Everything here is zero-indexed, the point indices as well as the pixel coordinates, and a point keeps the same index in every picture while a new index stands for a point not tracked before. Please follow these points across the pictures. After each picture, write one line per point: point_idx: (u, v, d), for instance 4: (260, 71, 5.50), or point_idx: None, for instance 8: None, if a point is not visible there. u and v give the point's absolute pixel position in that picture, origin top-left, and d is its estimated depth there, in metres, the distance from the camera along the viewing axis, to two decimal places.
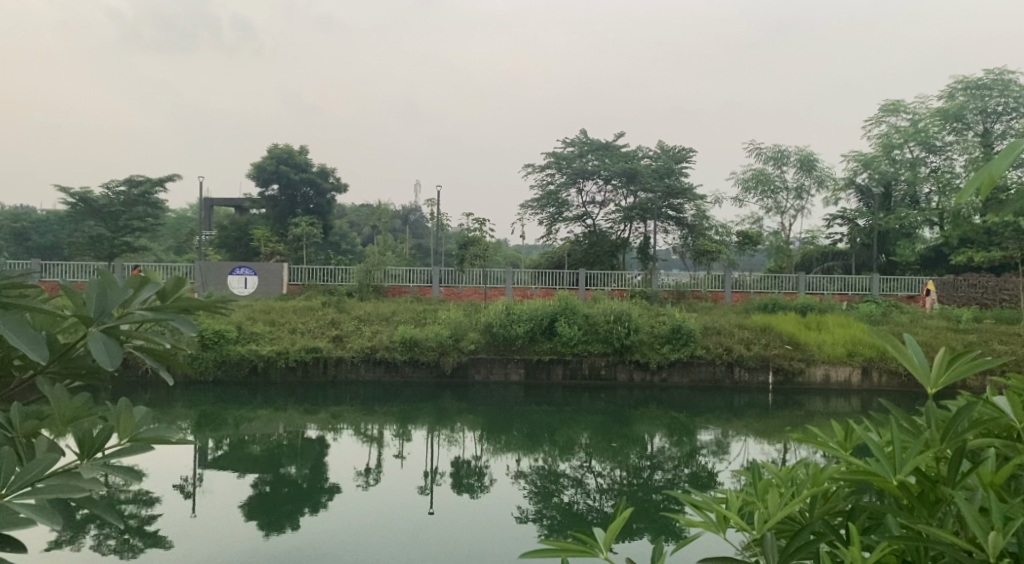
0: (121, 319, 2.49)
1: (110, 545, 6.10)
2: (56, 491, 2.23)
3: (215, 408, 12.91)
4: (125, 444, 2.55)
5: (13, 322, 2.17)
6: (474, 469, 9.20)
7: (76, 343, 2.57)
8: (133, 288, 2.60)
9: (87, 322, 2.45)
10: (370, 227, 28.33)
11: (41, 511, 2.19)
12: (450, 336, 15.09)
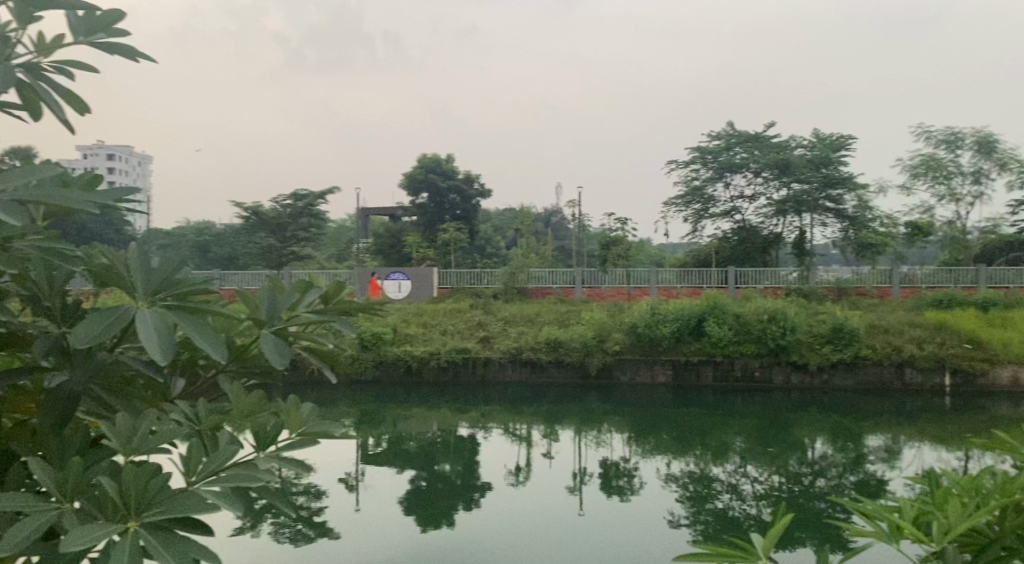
0: (290, 322, 2.62)
1: (284, 533, 6.40)
2: (238, 480, 2.25)
3: (372, 407, 13.39)
4: (294, 437, 2.63)
5: (199, 327, 2.20)
6: (623, 472, 9.09)
7: (251, 345, 2.71)
8: (298, 293, 2.73)
9: (259, 324, 2.59)
10: (515, 229, 28.67)
11: (227, 496, 2.21)
12: (595, 337, 15.00)
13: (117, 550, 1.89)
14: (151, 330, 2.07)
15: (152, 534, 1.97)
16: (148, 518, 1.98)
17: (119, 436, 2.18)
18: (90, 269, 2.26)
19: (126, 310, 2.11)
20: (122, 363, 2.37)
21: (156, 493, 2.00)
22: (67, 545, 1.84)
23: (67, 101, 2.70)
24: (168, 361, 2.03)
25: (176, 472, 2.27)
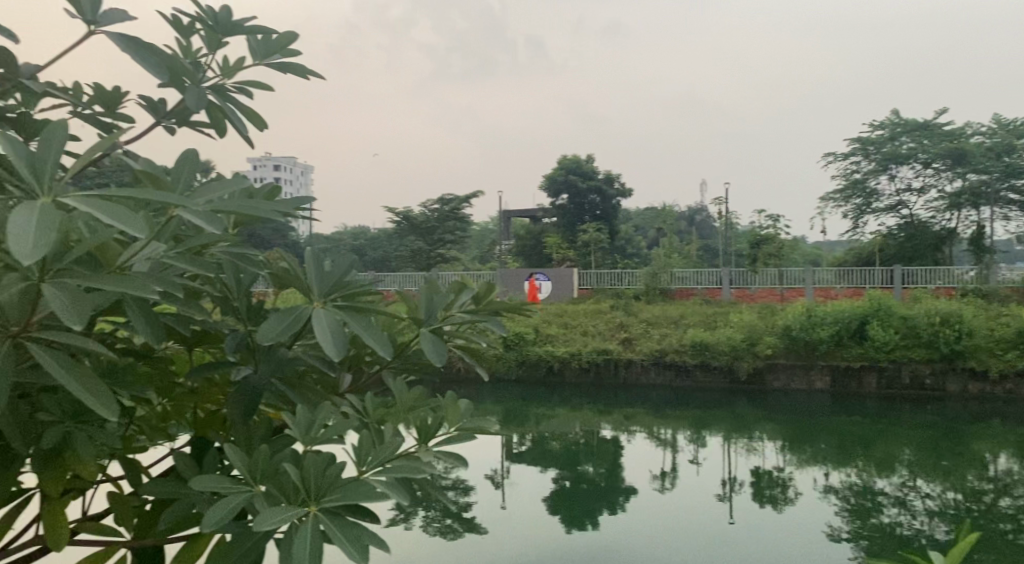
0: (445, 321, 2.66)
1: (435, 527, 6.50)
2: (404, 470, 2.20)
3: (515, 406, 13.55)
4: (452, 432, 2.59)
5: (367, 324, 2.27)
6: (777, 481, 8.77)
7: (410, 343, 2.76)
8: (452, 293, 2.78)
9: (419, 324, 2.63)
10: (656, 229, 28.33)
11: (395, 487, 2.16)
12: (745, 341, 14.60)
13: (300, 535, 1.96)
14: (325, 330, 2.16)
15: (333, 519, 2.02)
16: (327, 503, 2.03)
17: (299, 426, 2.28)
18: (273, 273, 2.40)
19: (302, 310, 2.22)
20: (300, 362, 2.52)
21: (331, 480, 2.05)
22: (261, 524, 1.92)
23: (251, 118, 2.90)
24: (337, 355, 2.13)
25: (349, 462, 2.25)
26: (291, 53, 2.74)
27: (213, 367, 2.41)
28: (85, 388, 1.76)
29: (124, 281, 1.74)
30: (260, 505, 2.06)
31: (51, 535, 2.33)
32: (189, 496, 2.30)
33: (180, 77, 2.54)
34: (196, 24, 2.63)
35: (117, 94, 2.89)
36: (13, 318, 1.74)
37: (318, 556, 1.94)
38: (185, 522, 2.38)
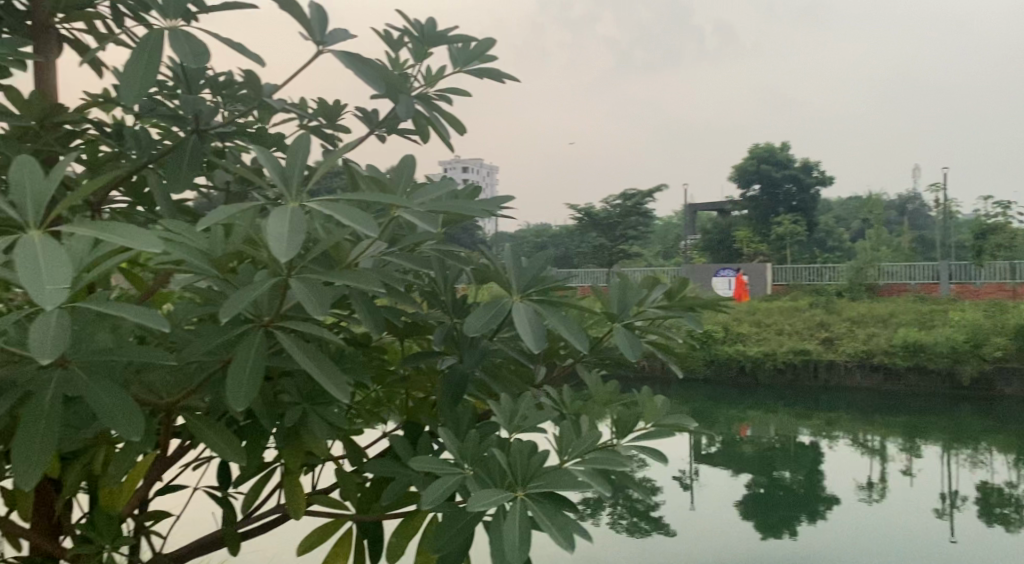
0: (639, 316, 2.61)
1: (622, 525, 6.18)
2: (606, 461, 2.16)
3: (707, 406, 13.21)
4: (650, 427, 2.47)
5: (565, 317, 2.27)
6: (1007, 499, 7.98)
7: (603, 337, 2.71)
8: (645, 289, 2.72)
9: (612, 318, 2.59)
10: (859, 221, 26.74)
11: (598, 477, 2.12)
12: (966, 342, 13.44)
13: (510, 517, 1.97)
14: (525, 322, 2.19)
15: (540, 505, 2.02)
16: (533, 489, 2.03)
17: (503, 414, 2.31)
18: (476, 268, 2.46)
19: (503, 303, 2.26)
20: (501, 353, 2.57)
21: (535, 468, 2.05)
22: (473, 505, 1.94)
23: (454, 125, 2.98)
24: (538, 346, 2.14)
25: (552, 451, 2.24)
26: (492, 60, 2.79)
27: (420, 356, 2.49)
28: (320, 368, 1.94)
29: (357, 277, 1.93)
30: (470, 487, 2.10)
31: (292, 503, 2.62)
32: (404, 476, 2.41)
33: (393, 88, 2.65)
34: (405, 38, 2.74)
35: (337, 108, 3.06)
36: (266, 308, 1.96)
37: (527, 540, 1.94)
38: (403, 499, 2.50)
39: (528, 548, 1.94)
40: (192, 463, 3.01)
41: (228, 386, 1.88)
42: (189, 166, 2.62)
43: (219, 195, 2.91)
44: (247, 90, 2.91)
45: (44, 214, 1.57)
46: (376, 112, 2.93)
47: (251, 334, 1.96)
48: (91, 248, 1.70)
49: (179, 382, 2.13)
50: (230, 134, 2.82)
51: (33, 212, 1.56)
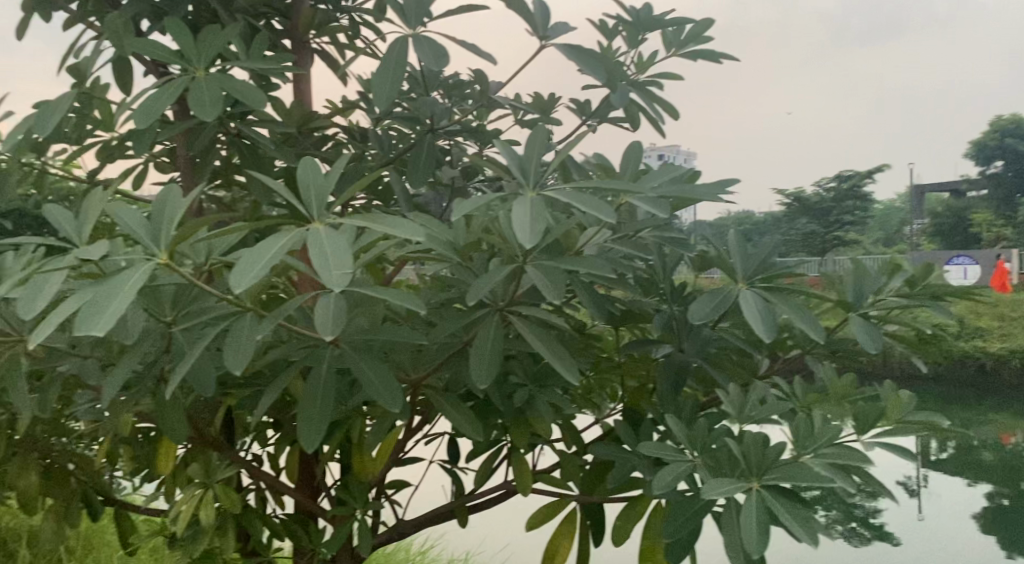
0: (876, 306, 2.50)
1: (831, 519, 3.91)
2: (845, 456, 2.06)
3: None
4: (894, 426, 2.31)
5: (797, 306, 2.19)
6: None
7: (836, 328, 2.61)
8: (884, 276, 2.57)
9: (847, 308, 2.50)
10: None
11: (837, 474, 2.04)
12: None
13: (746, 505, 1.95)
14: (755, 311, 2.15)
15: (777, 497, 1.98)
16: (768, 480, 1.99)
17: (732, 403, 2.27)
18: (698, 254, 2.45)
19: (729, 292, 2.22)
20: (725, 340, 2.54)
21: (771, 459, 2.00)
22: (708, 493, 1.95)
23: (666, 111, 2.96)
24: (769, 335, 2.09)
25: (787, 444, 2.17)
26: (708, 41, 2.73)
27: (640, 346, 2.47)
28: (553, 352, 2.03)
29: (591, 263, 2.00)
30: (703, 476, 2.10)
31: (520, 480, 2.72)
32: (629, 461, 2.42)
33: (612, 76, 2.67)
34: (618, 25, 2.75)
35: (551, 99, 3.14)
36: (499, 294, 2.08)
37: (766, 533, 1.91)
38: (627, 484, 2.54)
39: (766, 541, 1.91)
40: (425, 437, 3.22)
41: (471, 365, 2.01)
42: (425, 161, 2.82)
43: (448, 192, 3.07)
44: (475, 88, 3.05)
45: (324, 208, 1.76)
46: (590, 101, 2.97)
47: (488, 317, 2.08)
48: (360, 238, 1.89)
49: (424, 360, 2.32)
50: (457, 131, 2.96)
51: (315, 209, 1.74)
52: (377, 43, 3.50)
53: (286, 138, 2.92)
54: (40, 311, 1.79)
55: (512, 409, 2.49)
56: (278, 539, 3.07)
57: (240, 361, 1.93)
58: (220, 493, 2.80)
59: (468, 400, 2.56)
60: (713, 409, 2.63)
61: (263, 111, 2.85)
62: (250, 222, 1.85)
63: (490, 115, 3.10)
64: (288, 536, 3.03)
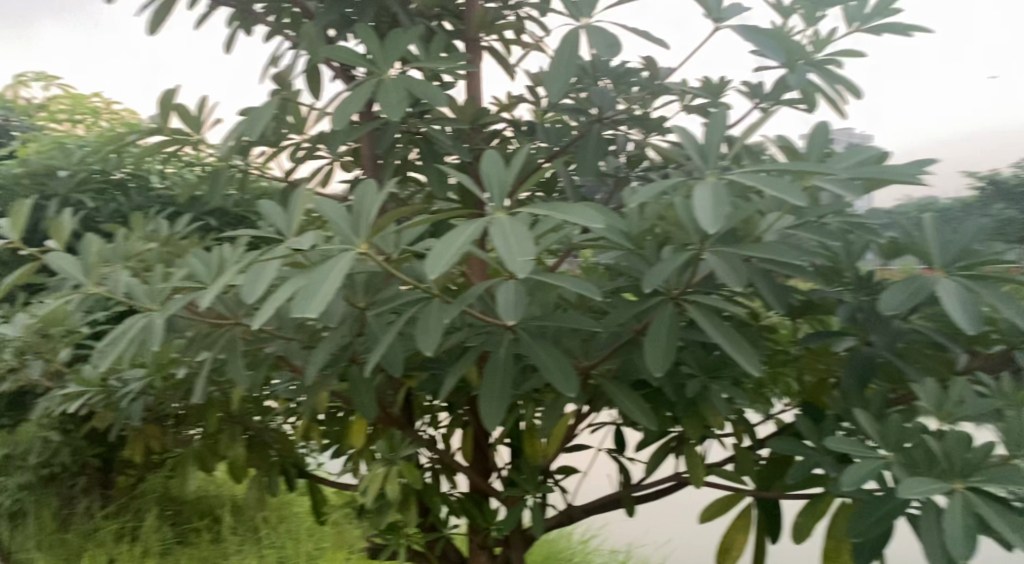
0: None
1: None
2: None
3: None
4: None
5: (1005, 296, 2.07)
6: None
7: None
8: None
9: None
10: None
11: None
12: None
13: (950, 510, 1.91)
14: (957, 300, 2.02)
15: (984, 500, 1.93)
16: (975, 483, 1.94)
17: (930, 397, 2.15)
18: (886, 242, 2.37)
19: (927, 282, 2.12)
20: (916, 332, 2.40)
21: (980, 462, 1.95)
22: (908, 493, 1.89)
23: (848, 91, 2.86)
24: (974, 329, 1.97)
25: (993, 442, 2.08)
26: (892, 16, 2.63)
27: (817, 338, 2.44)
28: (729, 339, 2.13)
29: (774, 249, 2.06)
30: (897, 473, 2.02)
31: (693, 471, 2.72)
32: (812, 456, 2.37)
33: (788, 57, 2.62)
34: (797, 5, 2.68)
35: (722, 82, 3.10)
36: (674, 283, 2.19)
37: (971, 537, 1.88)
38: (806, 481, 2.51)
39: (973, 545, 1.88)
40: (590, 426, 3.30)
41: (647, 353, 2.14)
42: (594, 150, 2.92)
43: (615, 181, 3.11)
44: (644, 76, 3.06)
45: (505, 198, 1.96)
46: (763, 82, 2.92)
47: (663, 307, 2.20)
48: (540, 231, 2.12)
49: (598, 345, 2.42)
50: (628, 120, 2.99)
51: (499, 199, 1.94)
52: (545, 38, 3.59)
53: (463, 135, 3.07)
54: (261, 295, 2.10)
55: (685, 399, 2.52)
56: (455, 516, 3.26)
57: (431, 341, 2.12)
58: (403, 469, 2.97)
59: (638, 388, 2.61)
60: (904, 408, 2.49)
61: (439, 110, 3.01)
62: (434, 214, 2.14)
63: (655, 102, 3.09)
64: (464, 513, 3.21)
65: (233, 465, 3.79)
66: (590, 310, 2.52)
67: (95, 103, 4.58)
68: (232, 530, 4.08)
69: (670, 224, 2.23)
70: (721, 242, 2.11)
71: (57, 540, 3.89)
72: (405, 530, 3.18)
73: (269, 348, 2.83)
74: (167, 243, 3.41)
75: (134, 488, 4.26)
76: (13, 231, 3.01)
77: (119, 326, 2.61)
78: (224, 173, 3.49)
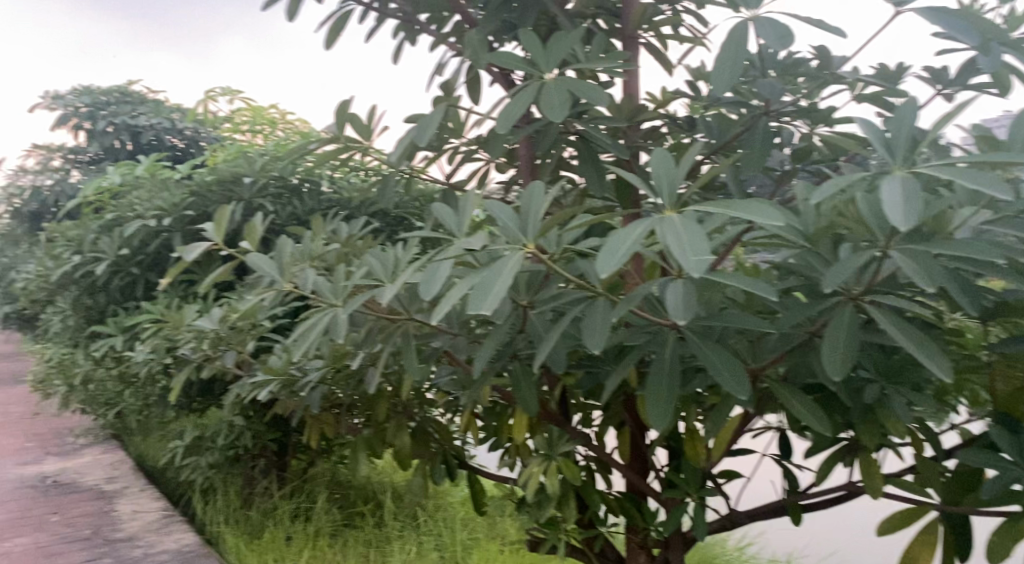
0: None
1: None
2: None
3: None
4: None
5: None
6: None
7: None
8: None
9: None
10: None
11: None
12: None
13: None
14: None
15: None
16: None
17: None
18: None
19: None
20: None
21: None
22: None
23: None
24: None
25: None
26: None
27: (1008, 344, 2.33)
28: (916, 344, 2.05)
29: (971, 247, 1.95)
30: None
31: (868, 482, 2.64)
32: (1009, 471, 2.27)
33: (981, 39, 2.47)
34: None
35: (899, 70, 2.98)
36: (854, 284, 2.13)
37: None
38: (1004, 497, 2.34)
39: None
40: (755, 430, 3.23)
41: (826, 358, 2.11)
42: (762, 145, 2.86)
43: (779, 177, 3.03)
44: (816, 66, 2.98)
45: (674, 196, 1.99)
46: (950, 67, 2.77)
47: (841, 308, 2.15)
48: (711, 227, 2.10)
49: (767, 349, 2.38)
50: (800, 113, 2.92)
51: (668, 198, 1.97)
52: (705, 33, 3.54)
53: (619, 133, 3.11)
54: (438, 292, 2.23)
55: (862, 404, 2.45)
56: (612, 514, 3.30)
57: (598, 340, 2.24)
58: (562, 465, 3.09)
59: (810, 392, 2.55)
60: None
61: (598, 110, 3.06)
62: (600, 215, 2.21)
63: (824, 91, 2.99)
64: (622, 512, 3.24)
65: (400, 453, 4.01)
66: (759, 311, 2.49)
67: (271, 116, 4.86)
68: (395, 516, 4.27)
69: (850, 219, 2.15)
70: (908, 240, 2.03)
71: (242, 517, 4.18)
72: (563, 525, 3.29)
73: (437, 343, 2.99)
74: (345, 243, 3.65)
75: (305, 472, 4.56)
76: (216, 231, 3.34)
77: (307, 323, 2.86)
78: (392, 178, 3.70)
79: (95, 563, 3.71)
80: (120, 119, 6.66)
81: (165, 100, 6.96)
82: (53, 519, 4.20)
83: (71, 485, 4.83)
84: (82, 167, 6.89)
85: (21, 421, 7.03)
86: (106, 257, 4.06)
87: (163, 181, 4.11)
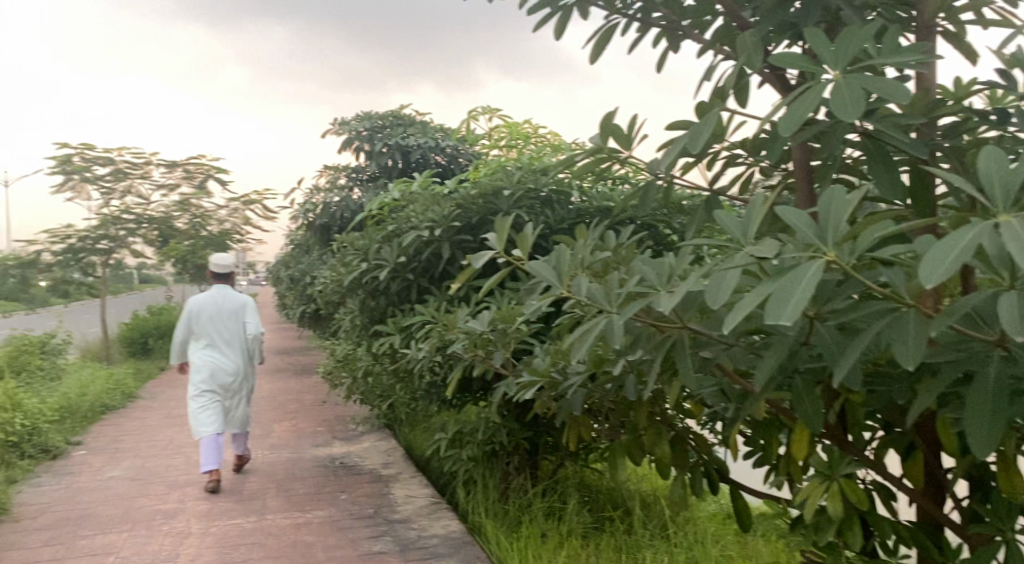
0: None
1: None
2: None
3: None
4: None
5: None
6: None
7: None
8: None
9: None
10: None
11: None
12: None
13: None
14: None
15: None
16: None
17: None
18: None
19: None
20: None
21: None
22: None
23: None
24: None
25: None
26: None
27: None
28: None
29: None
30: None
31: None
32: None
33: None
34: None
35: None
36: None
37: None
38: None
39: None
40: None
41: None
42: None
43: None
44: None
45: (1009, 199, 1.82)
46: None
47: None
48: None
49: None
50: None
51: (1002, 199, 1.81)
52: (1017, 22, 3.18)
53: (913, 129, 2.86)
54: (726, 300, 2.28)
55: None
56: (902, 545, 3.07)
57: (912, 356, 2.12)
58: (845, 487, 2.95)
59: None
60: None
61: (888, 107, 2.80)
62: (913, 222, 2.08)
63: None
64: (915, 544, 3.02)
65: (659, 461, 4.02)
66: None
67: (525, 131, 5.06)
68: (644, 524, 4.30)
69: None
70: None
71: (500, 510, 4.36)
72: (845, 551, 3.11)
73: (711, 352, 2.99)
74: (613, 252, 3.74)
75: (555, 473, 4.75)
76: (497, 242, 3.62)
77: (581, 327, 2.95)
78: (653, 186, 3.74)
79: (378, 539, 4.14)
80: (392, 141, 7.27)
81: (431, 120, 7.52)
82: (343, 497, 4.74)
83: (356, 467, 5.42)
84: (362, 184, 7.65)
85: (316, 408, 7.99)
86: (387, 264, 4.50)
87: (434, 195, 4.44)
